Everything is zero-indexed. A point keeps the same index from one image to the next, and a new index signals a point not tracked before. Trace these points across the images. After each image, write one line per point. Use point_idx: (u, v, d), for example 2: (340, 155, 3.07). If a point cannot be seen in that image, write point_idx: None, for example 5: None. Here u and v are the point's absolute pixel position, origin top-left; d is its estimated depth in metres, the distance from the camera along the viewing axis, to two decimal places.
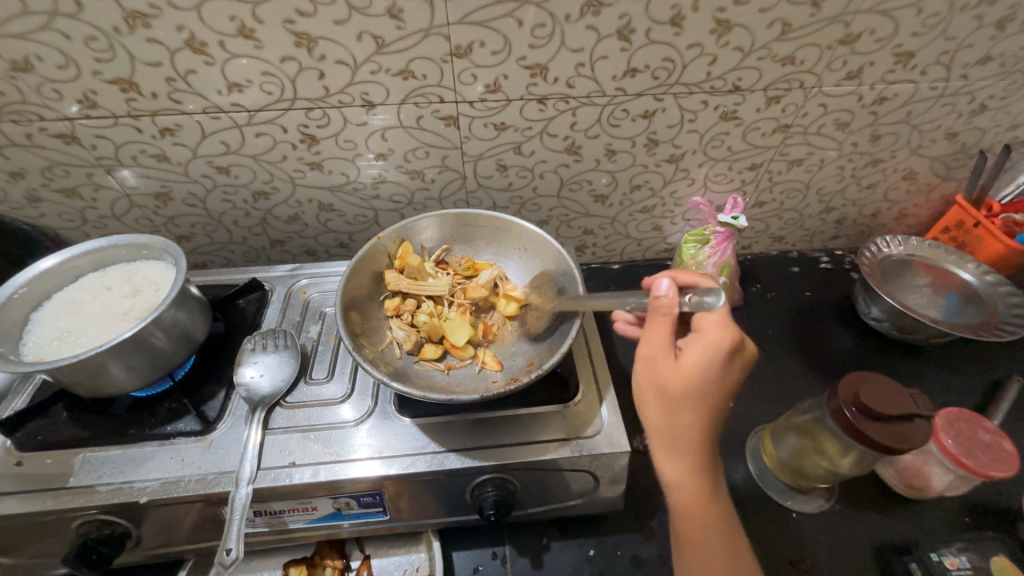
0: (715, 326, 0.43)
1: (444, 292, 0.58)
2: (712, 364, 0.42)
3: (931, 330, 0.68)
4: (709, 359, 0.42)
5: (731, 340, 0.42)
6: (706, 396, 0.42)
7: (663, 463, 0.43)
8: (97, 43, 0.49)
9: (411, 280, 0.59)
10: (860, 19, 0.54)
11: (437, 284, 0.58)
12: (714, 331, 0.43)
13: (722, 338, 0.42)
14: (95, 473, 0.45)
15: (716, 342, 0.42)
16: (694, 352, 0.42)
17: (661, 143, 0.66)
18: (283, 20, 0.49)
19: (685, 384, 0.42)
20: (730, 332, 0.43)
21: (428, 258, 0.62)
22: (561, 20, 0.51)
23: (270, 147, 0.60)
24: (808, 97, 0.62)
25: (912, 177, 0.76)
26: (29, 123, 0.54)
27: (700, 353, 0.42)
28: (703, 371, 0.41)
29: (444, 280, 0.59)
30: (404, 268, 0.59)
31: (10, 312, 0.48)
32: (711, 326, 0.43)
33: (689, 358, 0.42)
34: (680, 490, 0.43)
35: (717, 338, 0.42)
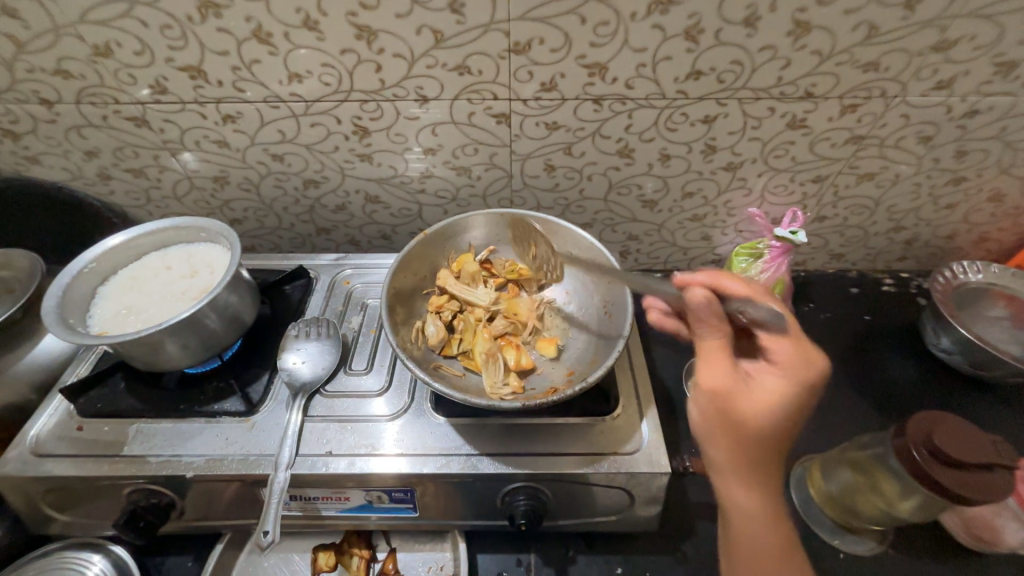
0: (799, 349, 0.41)
1: (489, 304, 0.57)
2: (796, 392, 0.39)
3: (1011, 369, 0.61)
4: (791, 387, 0.39)
5: (817, 363, 0.40)
6: (784, 431, 0.39)
7: (731, 490, 0.40)
8: (171, 31, 0.50)
9: (462, 284, 0.58)
10: (958, 23, 0.49)
11: (478, 296, 0.57)
12: (792, 353, 0.41)
13: (809, 364, 0.40)
14: (147, 444, 0.47)
15: (796, 364, 0.40)
16: (775, 377, 0.40)
17: (720, 150, 0.62)
18: (346, 12, 0.49)
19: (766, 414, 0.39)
20: (813, 355, 0.41)
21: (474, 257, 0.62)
22: (626, 18, 0.49)
23: (323, 138, 0.61)
24: (888, 107, 0.57)
25: (999, 199, 0.69)
26: (105, 105, 0.57)
27: (781, 377, 0.40)
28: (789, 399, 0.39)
29: (489, 291, 0.58)
30: (459, 271, 0.59)
31: (80, 285, 0.51)
32: (795, 350, 0.41)
33: (766, 386, 0.40)
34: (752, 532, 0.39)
35: (802, 363, 0.40)
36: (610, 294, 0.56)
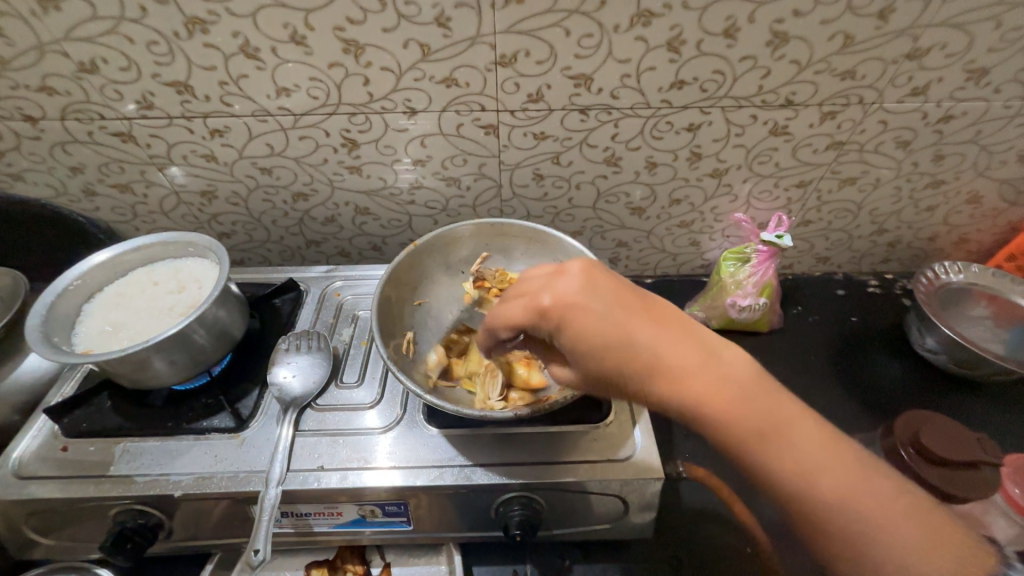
0: (524, 305, 0.38)
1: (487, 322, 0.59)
2: (575, 332, 0.36)
3: (994, 367, 0.63)
4: (576, 337, 0.36)
5: (544, 302, 0.37)
6: (618, 363, 0.35)
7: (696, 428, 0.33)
8: (158, 47, 0.51)
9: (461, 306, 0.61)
10: (930, 32, 0.51)
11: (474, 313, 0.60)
12: (535, 314, 0.38)
13: (546, 313, 0.37)
14: (134, 464, 0.46)
15: (550, 321, 0.37)
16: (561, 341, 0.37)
17: (705, 157, 0.63)
18: (334, 27, 0.49)
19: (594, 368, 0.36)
20: (539, 302, 0.37)
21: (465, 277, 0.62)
22: (610, 30, 0.50)
23: (312, 150, 0.61)
24: (866, 113, 0.59)
25: (977, 201, 0.71)
26: (91, 121, 0.57)
27: (562, 335, 0.37)
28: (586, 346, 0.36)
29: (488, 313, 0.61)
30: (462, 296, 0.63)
31: (64, 303, 0.50)
32: (522, 313, 0.38)
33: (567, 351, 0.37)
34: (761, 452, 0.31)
35: (541, 313, 0.37)
36: None
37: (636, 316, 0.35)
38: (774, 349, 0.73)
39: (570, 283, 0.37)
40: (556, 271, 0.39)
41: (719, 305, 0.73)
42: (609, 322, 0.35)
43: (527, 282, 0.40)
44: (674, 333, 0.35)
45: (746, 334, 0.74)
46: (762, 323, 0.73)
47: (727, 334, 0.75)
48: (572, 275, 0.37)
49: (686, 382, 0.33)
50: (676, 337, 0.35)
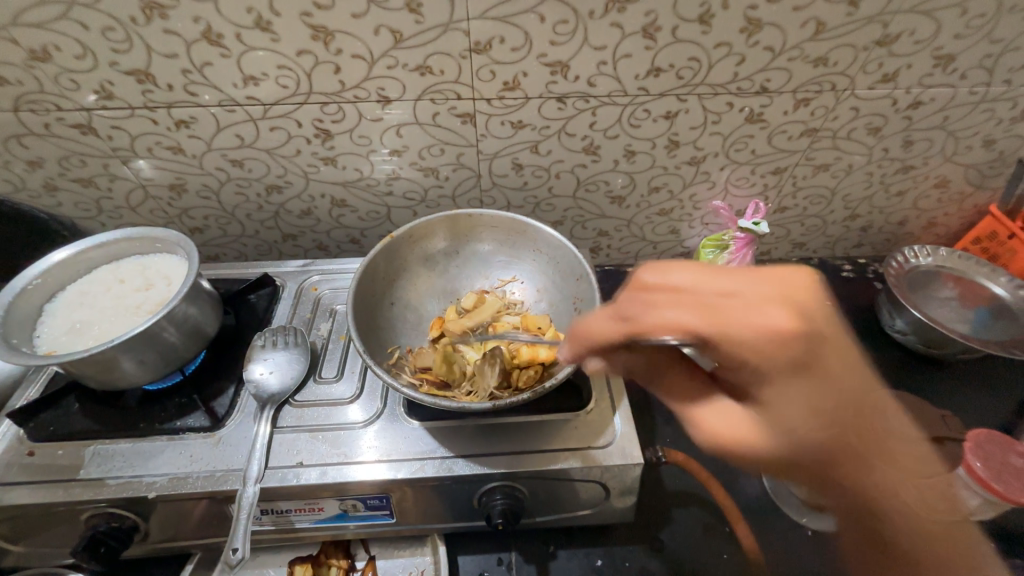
0: (749, 322, 0.34)
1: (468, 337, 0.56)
2: (807, 358, 0.34)
3: (959, 346, 0.65)
4: (806, 375, 0.34)
5: (787, 325, 0.33)
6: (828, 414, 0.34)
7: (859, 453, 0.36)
8: (114, 34, 0.48)
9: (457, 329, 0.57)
10: (898, 19, 0.52)
11: (472, 322, 0.57)
12: (749, 338, 0.33)
13: (777, 335, 0.33)
14: (105, 466, 0.45)
15: (786, 345, 0.33)
16: (752, 371, 0.34)
17: (683, 145, 0.64)
18: (301, 13, 0.48)
19: (814, 409, 0.34)
20: (780, 323, 0.33)
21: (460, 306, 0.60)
22: (585, 16, 0.50)
23: (284, 141, 0.59)
24: (839, 100, 0.59)
25: (944, 185, 0.73)
26: (47, 113, 0.54)
27: (778, 365, 0.34)
28: (813, 384, 0.34)
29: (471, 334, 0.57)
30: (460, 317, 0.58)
31: (24, 303, 0.48)
32: (745, 331, 0.33)
33: (778, 387, 0.35)
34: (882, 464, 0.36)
35: (774, 341, 0.33)
36: (580, 290, 0.56)
37: (831, 379, 0.34)
38: None
39: (792, 297, 0.35)
40: (774, 275, 0.37)
41: None
42: (815, 375, 0.34)
43: (706, 287, 0.36)
44: (851, 361, 0.36)
45: None
46: None
47: None
48: (784, 316, 0.34)
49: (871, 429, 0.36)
50: (848, 359, 0.36)
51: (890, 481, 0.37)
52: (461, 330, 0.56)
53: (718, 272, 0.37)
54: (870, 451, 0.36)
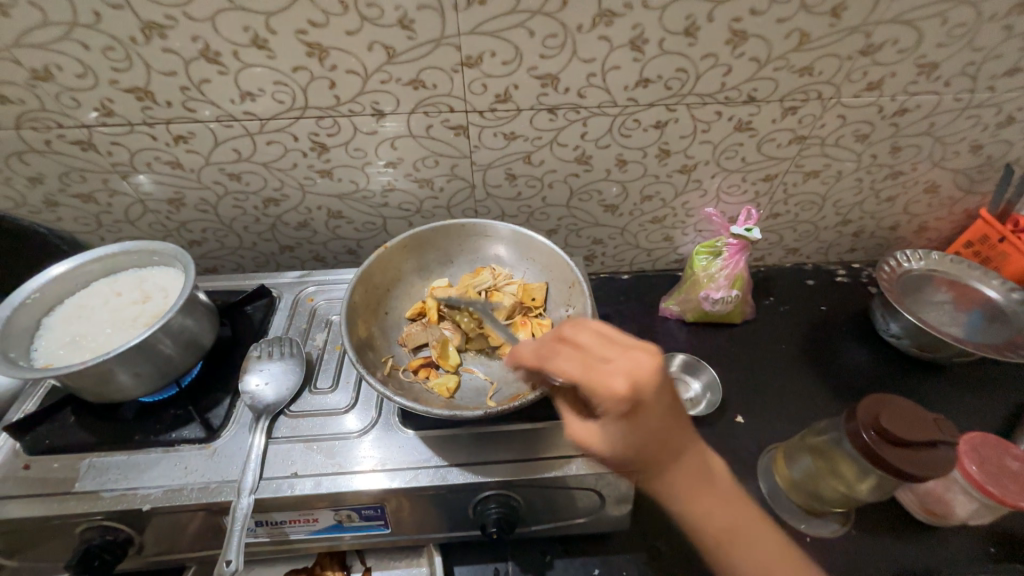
0: (608, 386, 0.39)
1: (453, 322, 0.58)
2: (641, 419, 0.40)
3: (954, 349, 0.65)
4: (636, 429, 0.41)
5: (627, 389, 0.39)
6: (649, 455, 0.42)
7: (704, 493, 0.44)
8: (114, 53, 0.49)
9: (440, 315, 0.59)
10: (881, 29, 0.53)
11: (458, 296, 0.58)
12: (607, 397, 0.39)
13: (623, 399, 0.39)
14: (100, 479, 0.45)
15: (625, 407, 0.39)
16: (606, 421, 0.41)
17: (674, 154, 0.65)
18: (296, 30, 0.49)
19: (618, 448, 0.42)
20: (623, 389, 0.39)
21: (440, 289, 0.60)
22: (573, 30, 0.51)
23: (281, 155, 0.60)
24: (826, 108, 0.61)
25: (934, 190, 0.73)
26: (47, 130, 0.55)
27: (624, 421, 0.40)
28: (628, 433, 0.41)
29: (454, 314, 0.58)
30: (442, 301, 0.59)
31: (22, 317, 0.49)
32: (603, 388, 0.39)
33: (607, 429, 0.42)
34: (698, 511, 0.44)
35: (617, 398, 0.39)
36: (573, 298, 0.57)
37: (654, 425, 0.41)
38: (747, 340, 0.74)
39: (646, 376, 0.40)
40: (628, 351, 0.41)
41: (693, 299, 0.74)
42: (664, 426, 0.41)
43: (594, 345, 0.41)
44: (676, 425, 0.42)
45: (719, 326, 0.76)
46: (735, 315, 0.74)
47: (702, 327, 0.76)
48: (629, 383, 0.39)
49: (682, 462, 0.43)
50: (672, 427, 0.42)
51: (730, 523, 0.44)
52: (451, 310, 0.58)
53: (610, 338, 0.42)
54: (690, 492, 0.44)
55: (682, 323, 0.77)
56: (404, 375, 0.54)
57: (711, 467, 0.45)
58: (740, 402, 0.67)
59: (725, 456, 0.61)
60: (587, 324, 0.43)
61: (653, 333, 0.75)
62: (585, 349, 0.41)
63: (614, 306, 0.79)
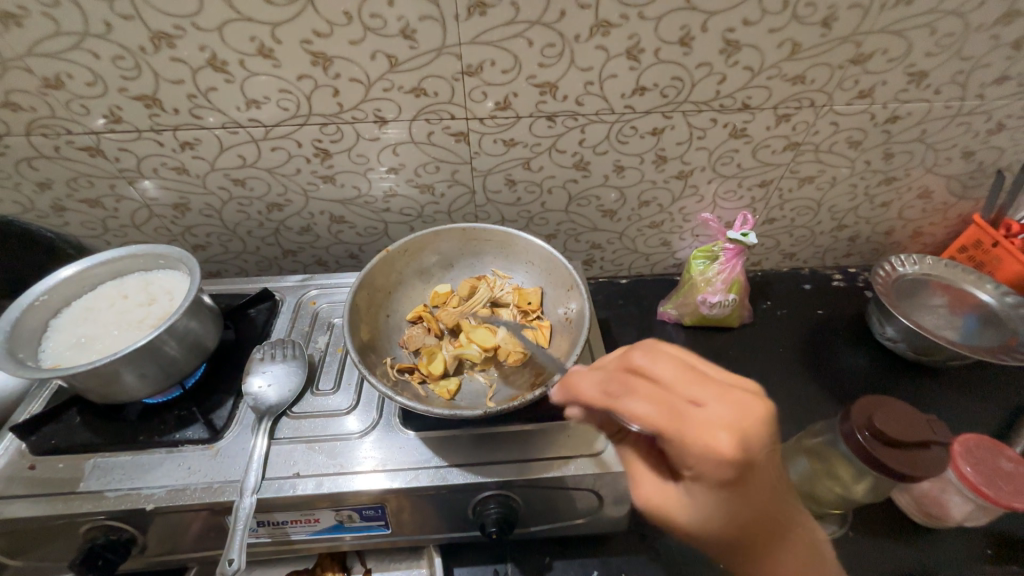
0: (707, 446, 0.33)
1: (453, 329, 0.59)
2: (746, 486, 0.34)
3: (949, 353, 0.66)
4: (735, 497, 0.34)
5: (732, 451, 0.32)
6: (748, 530, 0.36)
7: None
8: (124, 62, 0.51)
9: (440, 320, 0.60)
10: (871, 39, 0.54)
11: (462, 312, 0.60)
12: (704, 459, 0.33)
13: (726, 464, 0.33)
14: (105, 479, 0.46)
15: (729, 472, 0.33)
16: (698, 482, 0.35)
17: (670, 160, 0.66)
18: (301, 40, 0.50)
19: (711, 515, 0.36)
20: (726, 451, 0.32)
21: (440, 296, 0.61)
22: (571, 40, 0.52)
23: (285, 161, 0.62)
24: (818, 115, 0.62)
25: (928, 196, 0.74)
26: (57, 137, 0.57)
27: (724, 487, 0.34)
28: (726, 500, 0.35)
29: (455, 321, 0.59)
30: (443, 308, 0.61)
31: (30, 319, 0.50)
32: (697, 444, 0.33)
33: (702, 496, 0.35)
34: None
35: (717, 459, 0.33)
36: (572, 300, 0.58)
37: (757, 494, 0.35)
38: (744, 343, 0.75)
39: (751, 432, 0.33)
40: (730, 399, 0.34)
41: (691, 302, 0.75)
42: (768, 494, 0.35)
43: (677, 385, 0.36)
44: (779, 488, 0.36)
45: (717, 329, 0.77)
46: (733, 319, 0.75)
47: (700, 330, 0.77)
48: (733, 441, 0.33)
49: (786, 541, 0.37)
50: (777, 498, 0.36)
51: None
52: (453, 322, 0.59)
53: (699, 379, 0.36)
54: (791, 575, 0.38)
55: (680, 326, 0.78)
56: (396, 374, 0.54)
57: (810, 537, 0.39)
58: None
59: None
60: (662, 355, 0.38)
61: (651, 336, 0.76)
62: (672, 391, 0.35)
63: (613, 309, 0.80)
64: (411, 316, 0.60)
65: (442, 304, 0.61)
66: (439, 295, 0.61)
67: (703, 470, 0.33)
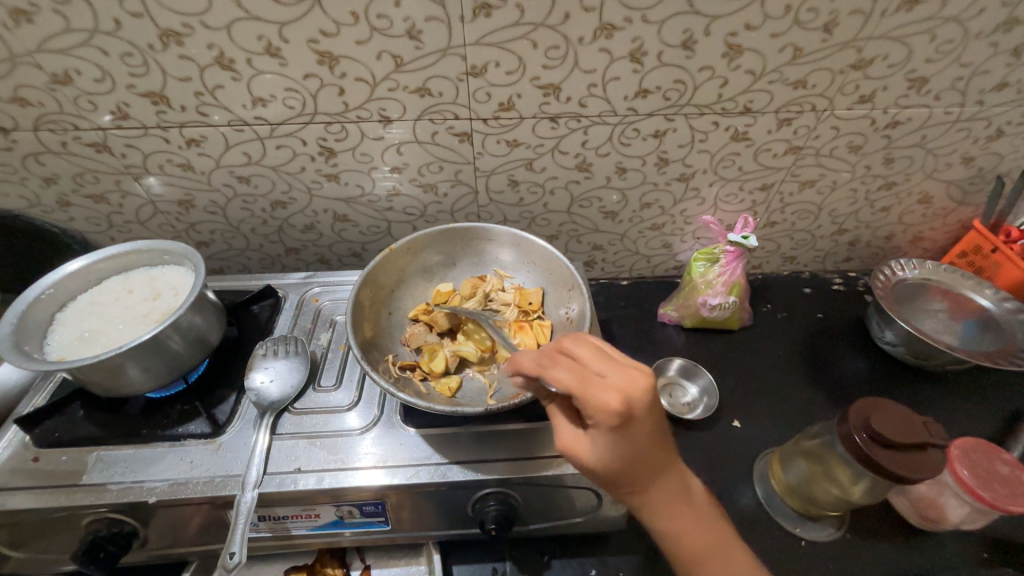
0: (598, 401, 0.36)
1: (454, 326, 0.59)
2: (632, 436, 0.37)
3: (947, 357, 0.66)
4: (624, 449, 0.37)
5: (620, 407, 0.35)
6: (636, 479, 0.39)
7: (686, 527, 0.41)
8: (132, 59, 0.51)
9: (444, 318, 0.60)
10: (872, 44, 0.55)
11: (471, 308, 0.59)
12: (598, 412, 0.36)
13: (616, 417, 0.35)
14: (107, 472, 0.46)
15: (618, 424, 0.36)
16: (596, 434, 0.38)
17: (672, 162, 0.66)
18: (308, 39, 0.51)
19: (604, 462, 0.38)
20: (614, 406, 0.35)
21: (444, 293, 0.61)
22: (575, 42, 0.53)
23: (290, 159, 0.62)
24: (820, 120, 0.62)
25: (928, 201, 0.75)
26: (65, 132, 0.57)
27: (613, 437, 0.37)
28: (617, 452, 0.38)
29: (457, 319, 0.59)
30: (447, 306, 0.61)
31: (36, 312, 0.50)
32: (593, 399, 0.36)
33: (598, 448, 0.38)
34: (676, 533, 0.41)
35: (607, 412, 0.36)
36: (573, 300, 0.58)
37: (645, 448, 0.38)
38: (744, 346, 0.75)
39: (640, 394, 0.36)
40: (628, 366, 0.38)
41: (691, 304, 0.75)
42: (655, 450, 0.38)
43: (586, 354, 0.39)
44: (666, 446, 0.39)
45: (717, 331, 0.77)
46: (733, 321, 0.76)
47: (700, 332, 0.77)
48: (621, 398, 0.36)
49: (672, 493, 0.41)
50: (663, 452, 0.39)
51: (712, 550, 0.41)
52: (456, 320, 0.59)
53: (608, 355, 0.39)
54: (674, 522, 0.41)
55: (681, 328, 0.78)
56: (398, 371, 0.54)
57: (695, 494, 0.42)
58: (737, 406, 0.68)
59: (722, 458, 0.62)
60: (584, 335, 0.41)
61: (651, 338, 0.77)
62: (581, 358, 0.39)
63: (613, 311, 0.80)
64: (416, 313, 0.59)
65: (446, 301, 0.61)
66: (444, 292, 0.61)
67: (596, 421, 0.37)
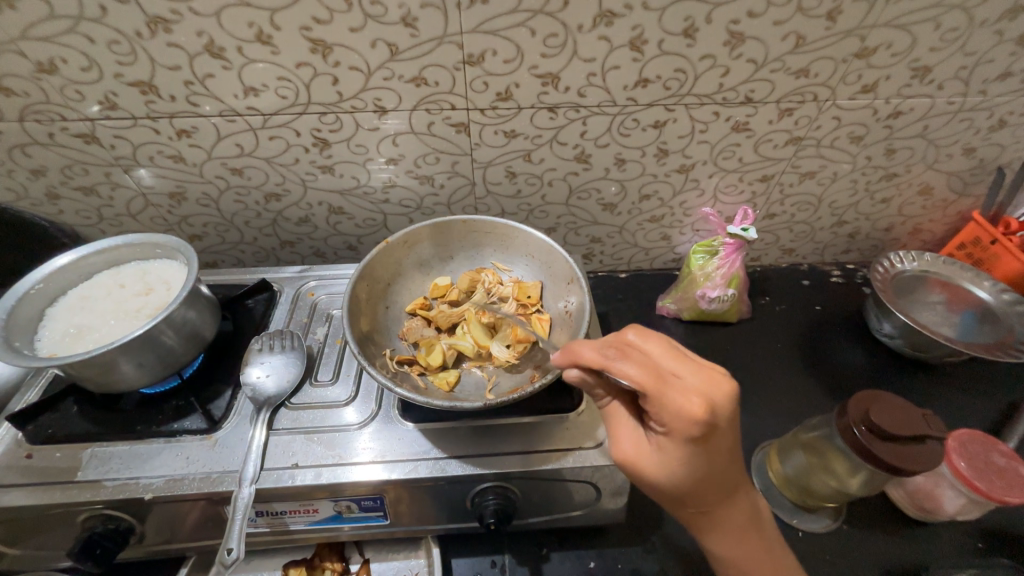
0: (681, 406, 0.35)
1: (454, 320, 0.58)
2: (710, 449, 0.36)
3: (945, 349, 0.66)
4: (697, 459, 0.37)
5: (703, 415, 0.35)
6: (701, 493, 0.39)
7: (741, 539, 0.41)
8: (119, 47, 0.50)
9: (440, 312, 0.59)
10: (876, 33, 0.54)
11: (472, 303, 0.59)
12: (679, 417, 0.35)
13: (696, 424, 0.35)
14: (103, 468, 0.46)
15: (698, 432, 0.35)
16: (668, 438, 0.38)
17: (672, 153, 0.65)
18: (300, 27, 0.50)
19: (673, 472, 0.38)
20: (697, 412, 0.35)
21: (441, 288, 0.61)
22: (574, 30, 0.51)
23: (283, 150, 0.61)
24: (821, 110, 0.62)
25: (928, 193, 0.75)
26: (51, 123, 0.56)
27: (690, 447, 0.36)
28: (690, 461, 0.37)
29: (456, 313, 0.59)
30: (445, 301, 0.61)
31: (27, 307, 0.49)
32: (672, 402, 0.36)
33: (669, 454, 0.38)
34: (729, 546, 0.41)
35: (688, 417, 0.35)
36: (572, 294, 0.57)
37: (718, 463, 0.37)
38: (742, 338, 0.75)
39: (720, 401, 0.36)
40: (706, 372, 0.37)
41: (690, 297, 0.75)
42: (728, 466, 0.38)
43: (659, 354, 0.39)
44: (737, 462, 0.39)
45: (715, 324, 0.77)
46: (731, 314, 0.75)
47: (698, 325, 0.77)
48: (704, 404, 0.35)
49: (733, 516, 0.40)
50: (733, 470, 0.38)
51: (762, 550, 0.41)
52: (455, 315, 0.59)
53: (682, 354, 0.39)
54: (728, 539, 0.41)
55: (680, 321, 0.78)
56: (395, 365, 0.54)
57: (755, 507, 0.42)
58: None
59: None
60: (652, 334, 0.41)
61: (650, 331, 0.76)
62: (655, 359, 0.39)
63: (611, 304, 0.80)
64: (411, 308, 0.60)
65: (442, 296, 0.61)
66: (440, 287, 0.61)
67: (672, 426, 0.36)
